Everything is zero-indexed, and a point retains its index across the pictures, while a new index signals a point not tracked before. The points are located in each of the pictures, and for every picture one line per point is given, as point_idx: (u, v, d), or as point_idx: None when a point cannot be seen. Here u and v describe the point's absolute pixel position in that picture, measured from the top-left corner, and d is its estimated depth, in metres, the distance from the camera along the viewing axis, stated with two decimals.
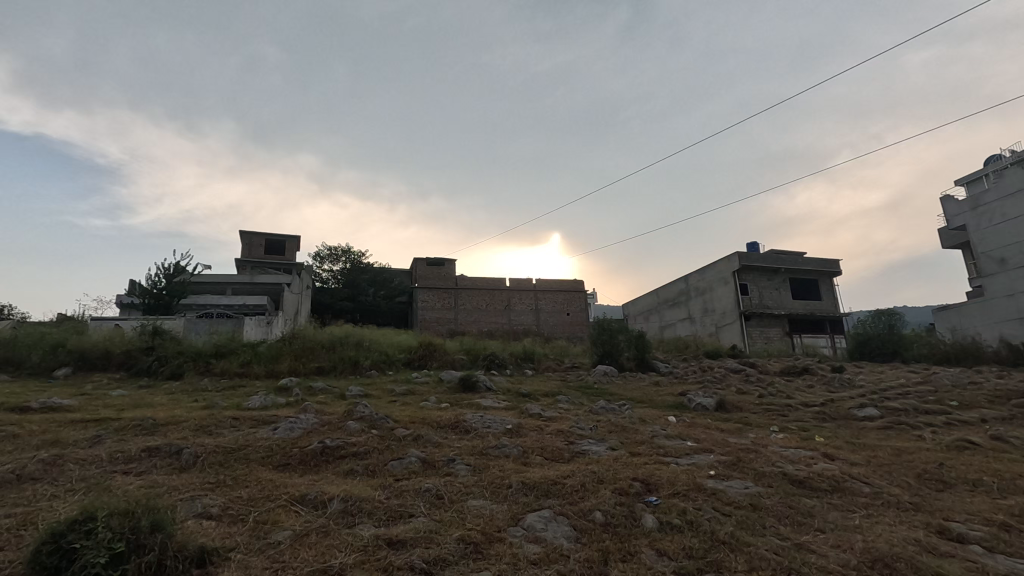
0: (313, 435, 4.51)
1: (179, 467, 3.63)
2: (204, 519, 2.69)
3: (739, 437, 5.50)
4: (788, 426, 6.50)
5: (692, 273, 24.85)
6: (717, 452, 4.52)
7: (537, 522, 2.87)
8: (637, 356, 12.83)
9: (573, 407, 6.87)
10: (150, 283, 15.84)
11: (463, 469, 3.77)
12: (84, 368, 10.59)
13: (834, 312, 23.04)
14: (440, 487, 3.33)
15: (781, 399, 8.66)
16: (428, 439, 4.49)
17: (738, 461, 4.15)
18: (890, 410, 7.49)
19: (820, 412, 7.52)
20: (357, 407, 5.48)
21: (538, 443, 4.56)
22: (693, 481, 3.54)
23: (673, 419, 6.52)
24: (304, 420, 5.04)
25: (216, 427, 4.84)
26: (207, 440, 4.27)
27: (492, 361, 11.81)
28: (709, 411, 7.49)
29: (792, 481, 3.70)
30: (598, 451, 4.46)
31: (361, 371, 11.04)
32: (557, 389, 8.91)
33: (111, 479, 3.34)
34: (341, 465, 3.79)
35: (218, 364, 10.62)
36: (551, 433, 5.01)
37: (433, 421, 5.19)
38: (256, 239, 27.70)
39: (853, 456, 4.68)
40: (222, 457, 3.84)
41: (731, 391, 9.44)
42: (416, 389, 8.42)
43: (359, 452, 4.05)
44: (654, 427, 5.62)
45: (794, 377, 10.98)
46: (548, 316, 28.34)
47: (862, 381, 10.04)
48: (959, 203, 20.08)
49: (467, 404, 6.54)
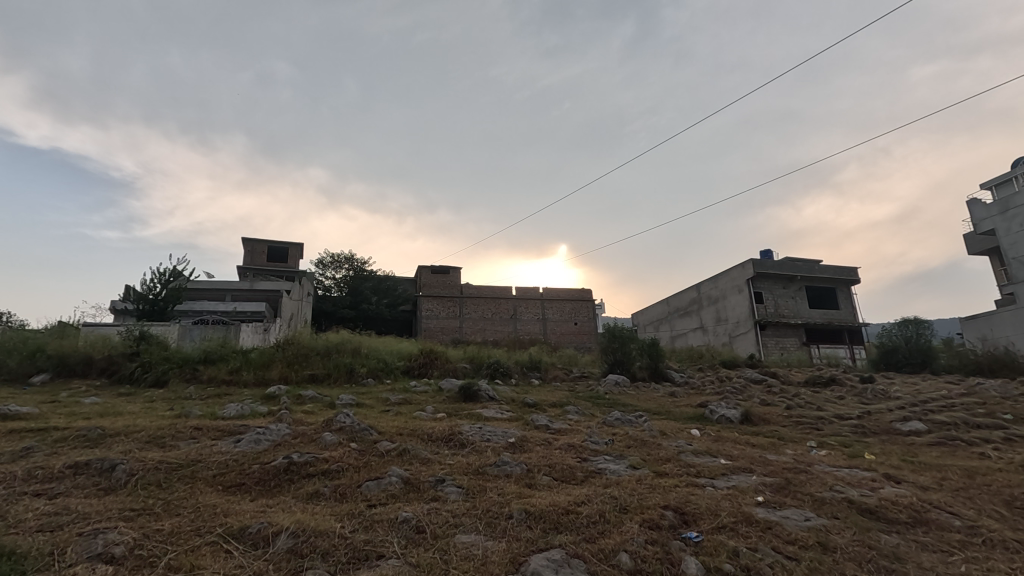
0: (280, 449, 3.84)
1: (104, 488, 2.96)
2: (99, 565, 2.01)
3: (777, 454, 4.78)
4: (827, 442, 5.75)
5: (704, 280, 24.09)
6: (758, 472, 3.81)
7: (544, 568, 2.17)
8: (650, 365, 12.11)
9: (583, 418, 6.16)
10: (146, 288, 15.31)
11: (454, 493, 3.08)
12: (64, 374, 10.01)
13: (853, 322, 22.11)
14: (421, 516, 2.65)
15: (812, 411, 7.89)
16: (415, 454, 3.80)
17: (787, 482, 3.45)
18: (938, 424, 6.71)
19: (858, 426, 6.76)
20: (337, 417, 4.81)
21: (545, 460, 3.87)
22: (740, 510, 2.84)
23: (697, 432, 5.82)
24: (274, 431, 4.37)
25: (170, 439, 4.17)
26: (152, 454, 3.60)
27: (496, 369, 11.13)
28: (733, 423, 6.77)
29: (859, 509, 2.99)
30: (617, 470, 3.74)
31: (356, 380, 10.35)
32: (565, 399, 8.18)
33: (13, 504, 2.68)
34: (306, 487, 3.11)
35: (205, 371, 10.00)
36: (560, 448, 4.32)
37: (422, 433, 4.49)
38: (258, 246, 27.21)
39: (920, 478, 3.94)
40: (162, 476, 3.17)
41: (754, 402, 8.67)
42: (412, 397, 7.73)
43: (330, 470, 3.37)
44: (677, 442, 4.92)
45: (821, 388, 10.21)
46: (555, 325, 27.61)
47: (898, 393, 9.23)
48: (988, 207, 19.33)
49: (467, 414, 5.87)
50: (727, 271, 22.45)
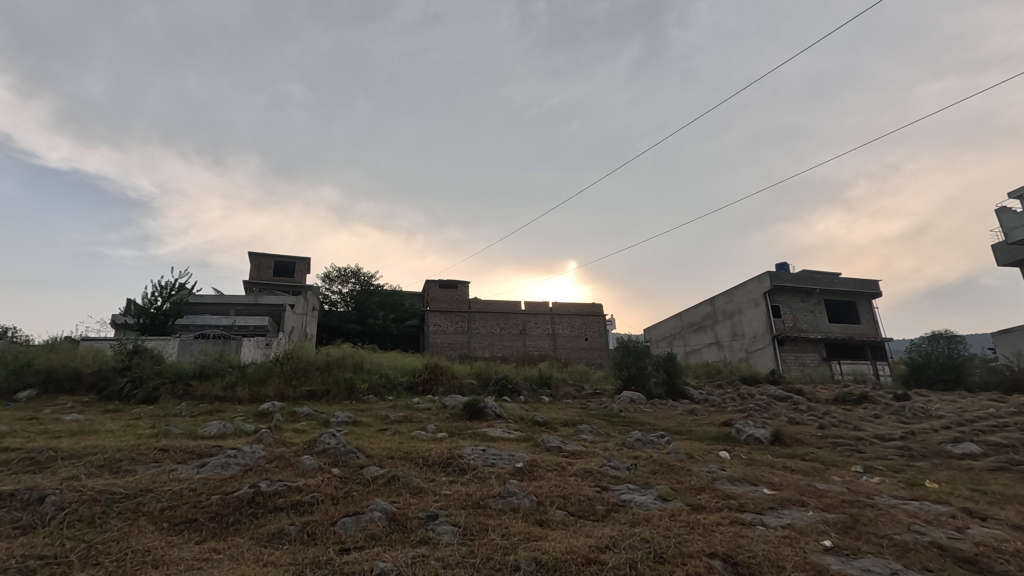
0: (249, 476, 3.28)
1: (21, 527, 2.44)
2: None
3: (826, 482, 4.14)
4: (876, 467, 5.11)
5: (718, 294, 23.42)
6: (814, 506, 3.19)
7: None
8: (667, 381, 11.46)
9: (599, 439, 5.56)
10: (146, 302, 14.90)
11: (449, 535, 2.51)
12: (52, 390, 9.55)
13: (875, 337, 21.27)
14: (403, 568, 2.08)
15: (849, 431, 7.21)
16: (406, 483, 3.24)
17: (855, 520, 2.84)
18: (995, 447, 6.02)
19: (905, 448, 6.10)
20: (322, 438, 4.24)
21: (558, 490, 3.27)
22: (808, 560, 2.25)
23: (726, 454, 5.21)
24: (247, 453, 3.82)
25: (128, 462, 3.63)
26: (97, 482, 3.06)
27: (504, 386, 10.52)
28: (763, 445, 6.15)
29: (953, 558, 2.39)
30: (644, 503, 3.15)
31: (356, 396, 9.79)
32: (578, 417, 7.55)
33: None
34: (268, 525, 2.56)
35: (199, 387, 9.50)
36: (575, 475, 3.72)
37: (417, 457, 3.92)
38: (265, 261, 26.93)
39: (1005, 513, 3.31)
40: (98, 512, 2.63)
41: (783, 421, 8.01)
42: (413, 415, 7.16)
43: (301, 503, 2.82)
44: (709, 468, 4.30)
45: (853, 406, 9.52)
46: (565, 341, 26.94)
47: (940, 411, 8.51)
48: (1019, 215, 18.64)
49: (471, 434, 5.29)
50: (743, 284, 21.74)
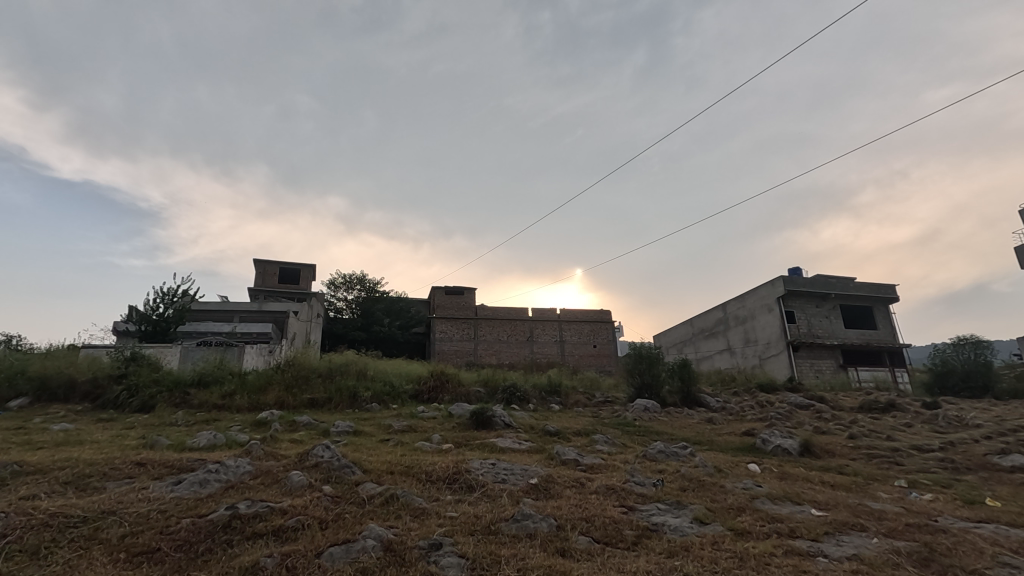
0: (229, 495, 2.90)
1: None
2: None
3: (873, 500, 3.72)
4: (921, 481, 4.66)
5: (730, 300, 22.91)
6: (874, 530, 2.76)
7: None
8: (681, 389, 11.02)
9: (616, 450, 5.15)
10: (149, 308, 14.63)
11: (454, 569, 2.11)
12: (46, 399, 9.23)
13: (893, 343, 20.67)
14: None
15: (882, 441, 6.75)
16: (406, 503, 2.85)
17: (931, 551, 2.41)
18: None
19: (947, 460, 5.63)
20: (315, 451, 3.85)
21: (579, 512, 2.86)
22: None
23: (756, 467, 4.78)
24: (231, 468, 3.44)
25: (97, 479, 3.25)
26: (56, 503, 2.69)
27: (512, 393, 10.11)
28: (793, 456, 5.71)
29: None
30: (679, 527, 2.74)
31: (359, 404, 9.41)
32: (592, 426, 7.13)
33: None
34: (242, 557, 2.16)
35: (197, 395, 9.15)
36: (597, 492, 3.31)
37: (420, 472, 3.51)
38: (270, 268, 26.70)
39: None
40: (47, 540, 2.25)
41: (809, 430, 7.54)
42: (417, 424, 6.76)
43: (283, 528, 2.42)
44: (743, 484, 3.87)
45: (880, 414, 9.04)
46: (573, 348, 26.46)
47: (975, 420, 8.01)
48: None
49: (479, 445, 4.89)
50: (756, 289, 21.24)
